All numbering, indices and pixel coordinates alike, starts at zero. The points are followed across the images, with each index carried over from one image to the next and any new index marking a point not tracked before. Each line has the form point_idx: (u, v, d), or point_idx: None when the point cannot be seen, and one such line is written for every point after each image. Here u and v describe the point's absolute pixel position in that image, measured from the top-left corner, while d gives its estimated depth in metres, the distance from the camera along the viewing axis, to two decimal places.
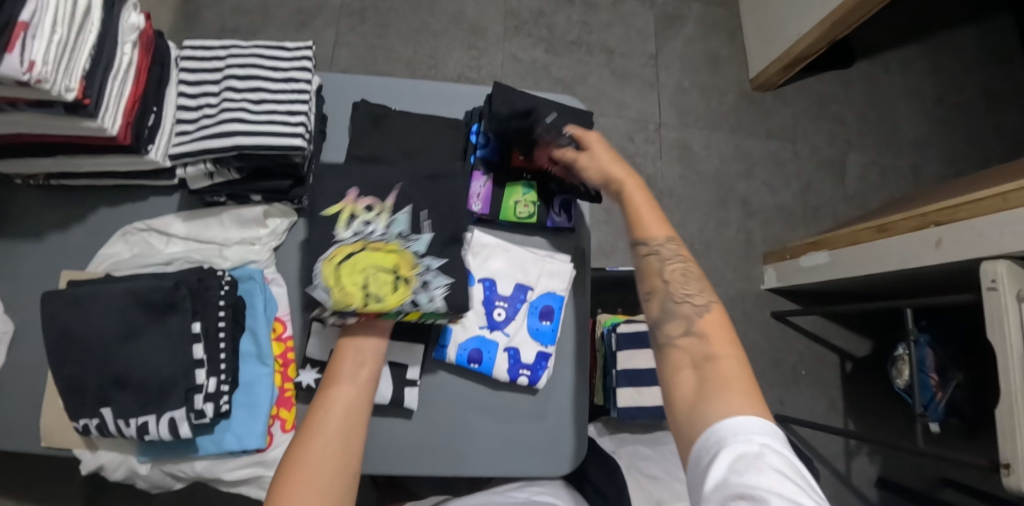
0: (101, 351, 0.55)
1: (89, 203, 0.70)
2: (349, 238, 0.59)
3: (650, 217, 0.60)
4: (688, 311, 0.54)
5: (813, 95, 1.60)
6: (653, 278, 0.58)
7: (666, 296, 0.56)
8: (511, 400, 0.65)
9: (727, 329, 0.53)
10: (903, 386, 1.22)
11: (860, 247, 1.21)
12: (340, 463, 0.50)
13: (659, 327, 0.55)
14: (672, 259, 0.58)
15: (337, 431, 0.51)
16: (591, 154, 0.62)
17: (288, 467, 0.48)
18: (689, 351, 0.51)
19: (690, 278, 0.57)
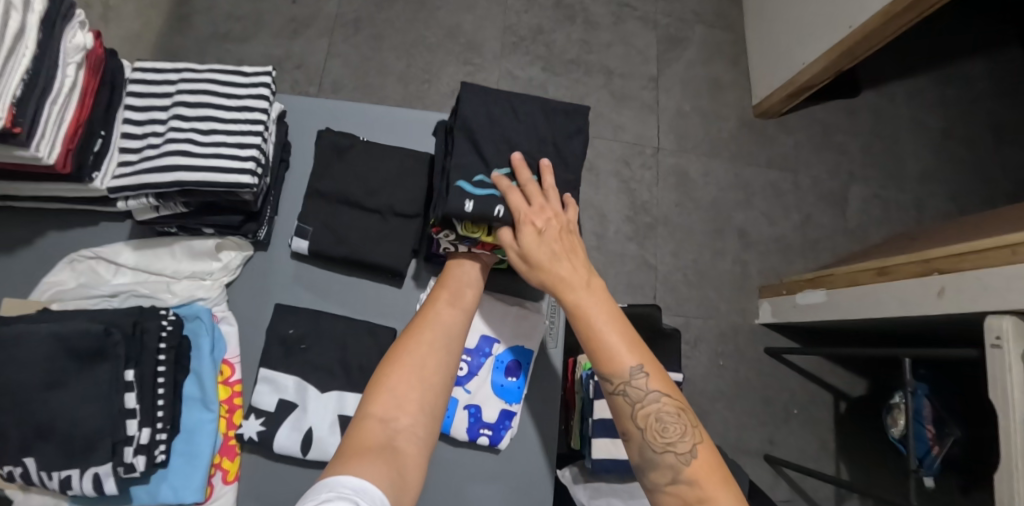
0: (17, 401, 0.50)
1: (34, 226, 0.67)
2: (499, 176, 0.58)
3: (619, 348, 0.53)
4: (672, 461, 0.50)
5: (816, 124, 1.56)
6: (625, 421, 0.53)
7: (645, 440, 0.52)
8: (470, 459, 0.61)
9: (714, 472, 0.50)
10: (898, 435, 1.18)
11: (858, 288, 1.16)
12: (436, 366, 0.52)
13: (644, 472, 0.52)
14: (647, 399, 0.52)
15: (440, 335, 0.54)
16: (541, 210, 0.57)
17: (389, 363, 0.51)
18: (679, 496, 0.50)
19: (669, 419, 0.52)
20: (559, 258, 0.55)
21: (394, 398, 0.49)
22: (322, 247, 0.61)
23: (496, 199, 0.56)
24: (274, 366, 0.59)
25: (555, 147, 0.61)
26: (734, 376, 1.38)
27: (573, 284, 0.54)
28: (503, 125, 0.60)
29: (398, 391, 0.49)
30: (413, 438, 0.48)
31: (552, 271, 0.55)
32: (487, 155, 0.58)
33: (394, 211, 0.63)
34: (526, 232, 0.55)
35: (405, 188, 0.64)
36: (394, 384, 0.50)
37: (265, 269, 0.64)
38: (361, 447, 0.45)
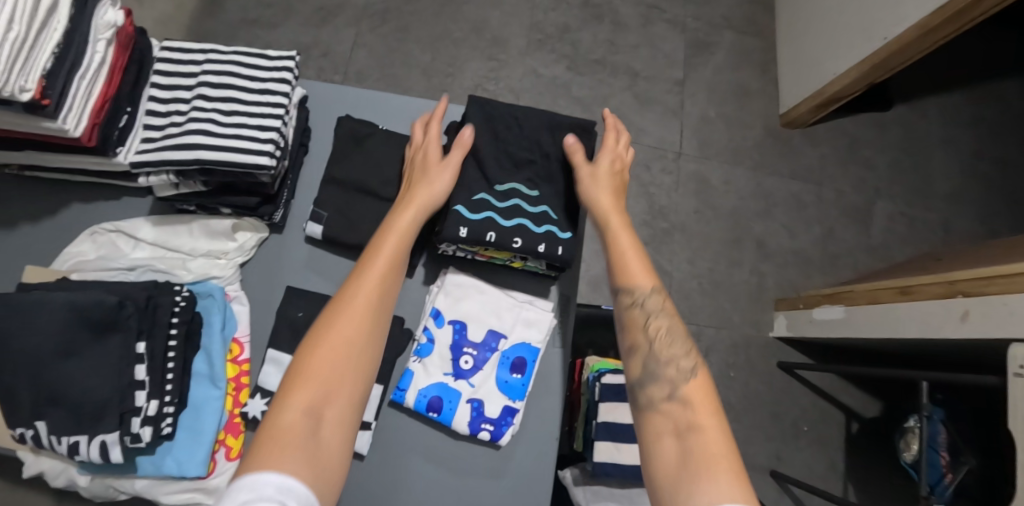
0: (36, 365, 0.53)
1: (62, 198, 0.69)
2: (499, 199, 0.61)
3: (639, 269, 0.58)
4: (673, 375, 0.51)
5: (843, 137, 1.52)
6: (636, 332, 0.55)
7: (651, 353, 0.53)
8: (470, 452, 0.61)
9: (711, 396, 0.50)
10: (909, 461, 1.15)
11: (878, 307, 1.13)
12: (361, 339, 0.49)
13: (641, 389, 0.52)
14: (659, 315, 0.55)
15: (371, 304, 0.50)
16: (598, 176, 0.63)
17: (311, 343, 0.47)
18: (672, 416, 0.49)
19: (676, 338, 0.54)
20: (615, 195, 0.63)
21: (322, 380, 0.46)
22: (335, 233, 0.61)
23: (488, 225, 0.59)
24: (281, 348, 0.60)
25: (551, 167, 0.65)
26: (743, 389, 1.36)
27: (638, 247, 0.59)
28: (506, 140, 0.64)
29: (325, 374, 0.46)
30: (340, 422, 0.45)
31: (605, 197, 0.62)
32: (489, 172, 0.63)
33: None
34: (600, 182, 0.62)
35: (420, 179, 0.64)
36: (320, 365, 0.46)
37: (279, 252, 0.65)
38: (281, 440, 0.41)
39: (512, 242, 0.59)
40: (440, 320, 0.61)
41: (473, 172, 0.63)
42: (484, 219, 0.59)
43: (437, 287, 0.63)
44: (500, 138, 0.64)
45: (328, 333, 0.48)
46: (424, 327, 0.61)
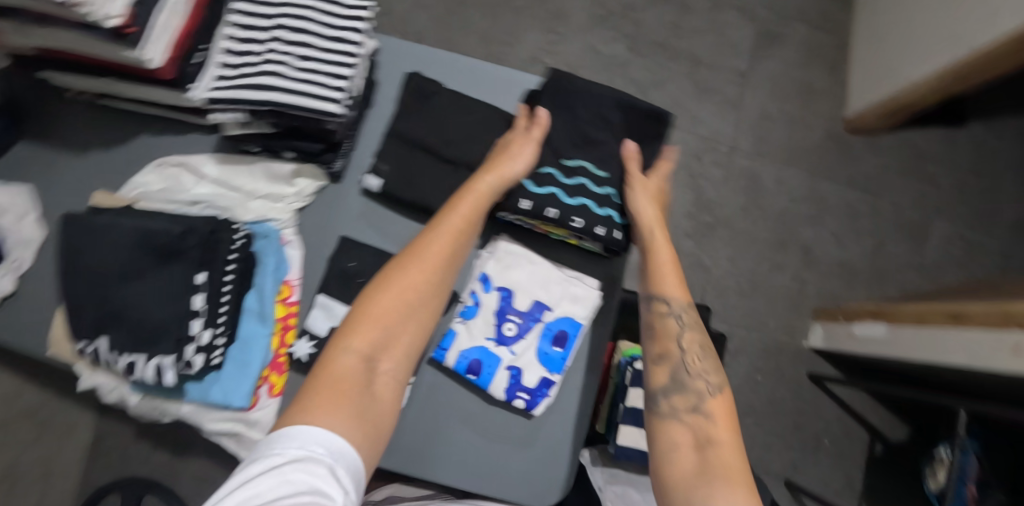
0: (106, 282, 0.56)
1: (134, 127, 0.71)
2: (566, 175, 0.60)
3: (680, 288, 0.59)
4: (700, 389, 0.55)
5: (909, 149, 1.44)
6: (667, 342, 0.57)
7: (680, 365, 0.57)
8: (503, 417, 0.62)
9: (732, 415, 0.54)
10: (935, 490, 1.12)
11: (924, 329, 1.08)
12: (422, 298, 0.51)
13: (666, 394, 0.55)
14: (692, 329, 0.58)
15: (438, 265, 0.53)
16: (644, 189, 0.61)
17: (377, 290, 0.50)
18: (695, 426, 0.52)
19: (703, 354, 0.58)
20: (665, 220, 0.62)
21: (382, 328, 0.49)
22: (393, 188, 0.62)
23: (549, 201, 0.59)
24: (331, 294, 0.61)
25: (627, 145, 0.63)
26: (768, 395, 1.34)
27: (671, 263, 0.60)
28: (578, 118, 0.62)
29: (385, 324, 0.49)
30: (390, 372, 0.49)
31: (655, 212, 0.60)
32: (557, 145, 0.61)
33: (469, 164, 0.63)
34: (641, 198, 0.60)
35: (483, 141, 0.64)
36: (384, 313, 0.49)
37: (336, 202, 0.66)
38: (338, 386, 0.45)
39: (571, 221, 0.58)
40: (487, 285, 0.61)
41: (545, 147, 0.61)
42: (547, 194, 0.59)
43: (487, 251, 0.62)
44: (572, 113, 0.62)
45: (393, 287, 0.50)
46: (471, 290, 0.61)
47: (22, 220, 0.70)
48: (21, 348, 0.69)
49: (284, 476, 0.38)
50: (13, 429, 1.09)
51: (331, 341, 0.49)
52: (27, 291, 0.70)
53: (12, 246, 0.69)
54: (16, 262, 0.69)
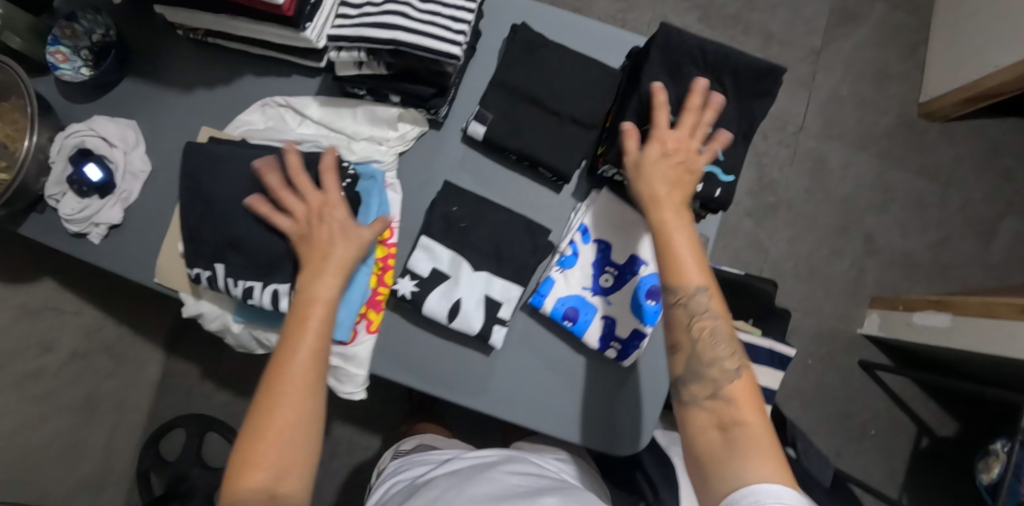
0: (228, 210, 0.59)
1: (238, 67, 0.73)
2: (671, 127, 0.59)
3: (690, 262, 0.53)
4: (716, 375, 0.51)
5: (985, 140, 1.38)
6: (680, 332, 0.53)
7: (695, 354, 0.53)
8: (594, 367, 0.64)
9: (755, 394, 0.51)
10: (987, 483, 1.06)
11: (992, 322, 1.05)
12: (306, 422, 0.49)
13: (684, 385, 0.52)
14: (704, 315, 0.52)
15: (307, 378, 0.50)
16: (640, 167, 0.56)
17: (251, 436, 0.47)
18: (716, 412, 0.49)
19: (720, 336, 0.52)
20: (670, 180, 0.56)
21: (270, 467, 0.46)
22: (497, 138, 0.63)
23: None
24: (434, 237, 0.63)
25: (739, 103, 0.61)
26: (817, 379, 1.33)
27: (675, 239, 0.54)
28: (691, 77, 0.60)
29: (271, 462, 0.46)
30: (296, 497, 0.46)
31: (658, 186, 0.56)
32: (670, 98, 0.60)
33: (574, 118, 0.64)
34: (638, 175, 0.56)
35: (589, 96, 0.64)
36: (268, 454, 0.46)
37: (437, 148, 0.67)
38: None
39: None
40: (586, 237, 0.63)
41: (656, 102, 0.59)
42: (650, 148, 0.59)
43: (585, 204, 0.64)
44: (683, 75, 0.60)
45: (266, 428, 0.47)
46: (569, 240, 0.63)
47: (131, 152, 0.73)
48: (129, 276, 0.73)
49: None
50: (90, 360, 1.21)
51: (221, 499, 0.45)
52: (137, 221, 0.74)
53: (121, 177, 0.72)
54: (124, 193, 0.73)
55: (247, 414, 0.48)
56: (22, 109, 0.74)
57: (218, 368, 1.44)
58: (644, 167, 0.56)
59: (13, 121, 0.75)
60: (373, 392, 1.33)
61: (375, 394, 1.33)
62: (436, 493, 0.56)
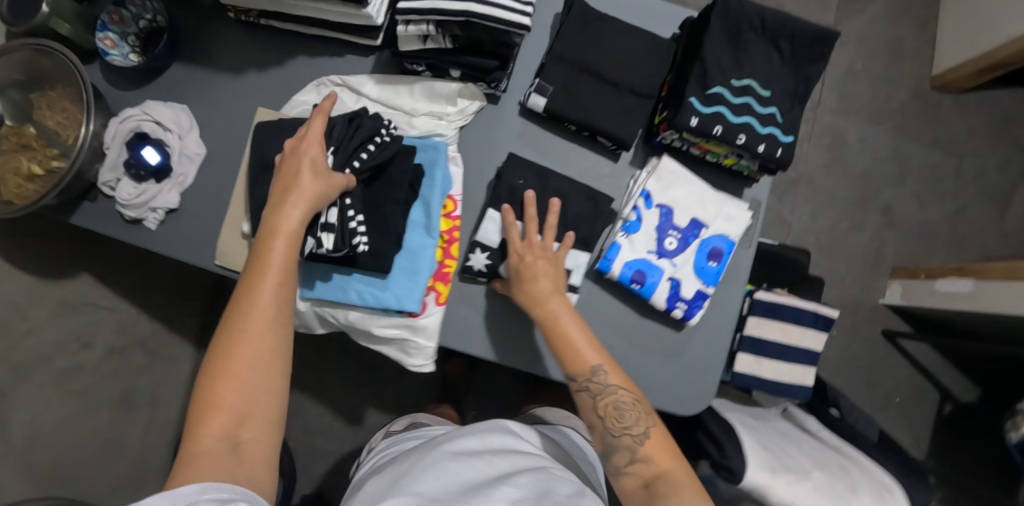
0: None
1: (290, 48, 0.73)
2: (734, 93, 0.61)
3: (584, 347, 0.56)
4: (629, 444, 0.54)
5: (997, 111, 1.41)
6: (590, 415, 0.56)
7: (608, 428, 0.55)
8: (658, 329, 0.66)
9: (670, 445, 0.54)
10: (1015, 441, 1.08)
11: (1015, 284, 1.07)
12: (263, 368, 0.50)
13: (607, 459, 0.55)
14: (606, 393, 0.55)
15: (267, 321, 0.51)
16: (519, 275, 0.59)
17: (212, 381, 0.48)
18: (639, 474, 0.52)
19: (627, 407, 0.54)
20: (547, 277, 0.59)
21: (233, 412, 0.47)
22: (558, 108, 0.64)
23: (717, 120, 0.60)
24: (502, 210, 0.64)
25: (793, 67, 0.63)
26: (841, 349, 1.36)
27: (564, 324, 0.56)
28: (749, 42, 0.62)
29: (233, 407, 0.47)
30: (259, 439, 0.48)
31: (535, 288, 0.58)
32: (729, 65, 0.61)
33: (631, 88, 0.66)
34: (521, 284, 0.59)
35: (645, 67, 0.66)
36: (230, 399, 0.47)
37: (495, 121, 0.68)
38: (203, 463, 0.44)
39: (736, 138, 0.60)
40: (649, 202, 0.64)
41: (716, 67, 0.61)
42: (714, 113, 0.60)
43: (646, 171, 0.66)
44: (741, 40, 0.62)
45: (227, 372, 0.48)
46: (632, 206, 0.65)
47: (185, 136, 0.73)
48: (189, 259, 0.74)
49: None
50: (125, 356, 1.21)
51: (183, 443, 0.46)
52: (191, 205, 0.74)
53: (177, 160, 0.73)
54: (181, 177, 0.73)
55: (207, 359, 0.49)
56: (72, 97, 0.74)
57: None
58: (523, 271, 0.59)
59: (63, 109, 0.75)
60: (407, 378, 1.34)
61: (410, 380, 1.34)
62: (405, 466, 0.62)
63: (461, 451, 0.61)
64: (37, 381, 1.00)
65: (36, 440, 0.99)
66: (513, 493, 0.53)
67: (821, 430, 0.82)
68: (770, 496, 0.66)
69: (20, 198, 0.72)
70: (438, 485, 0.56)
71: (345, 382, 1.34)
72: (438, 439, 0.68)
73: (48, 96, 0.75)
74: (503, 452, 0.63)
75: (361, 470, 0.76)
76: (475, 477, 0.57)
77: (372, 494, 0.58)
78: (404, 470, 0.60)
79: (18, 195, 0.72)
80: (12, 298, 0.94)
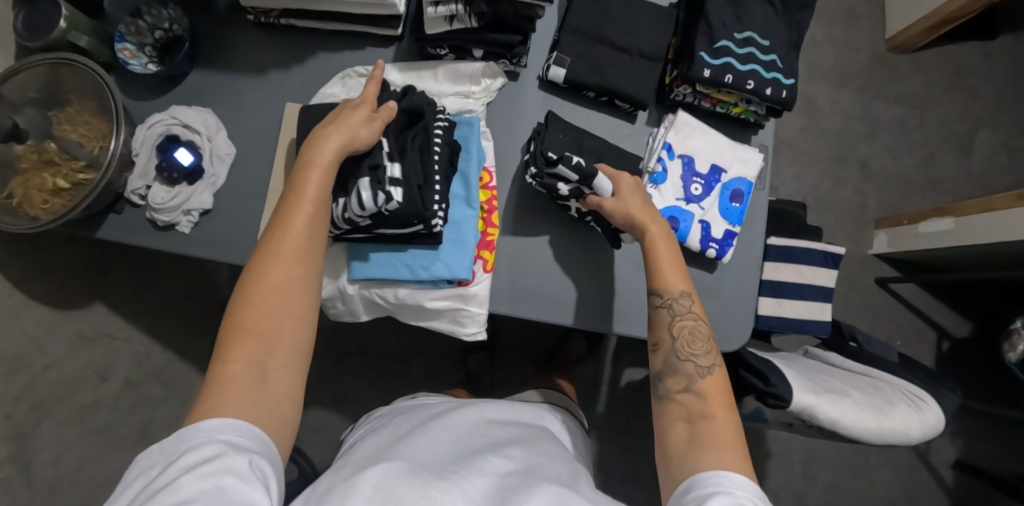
0: None
1: (311, 47, 0.77)
2: (738, 44, 0.67)
3: (674, 271, 0.58)
4: (691, 371, 0.54)
5: (949, 65, 1.52)
6: (661, 330, 0.57)
7: (673, 350, 0.56)
8: (694, 271, 0.72)
9: (727, 394, 0.53)
10: (1016, 360, 1.14)
11: (993, 214, 1.14)
12: (295, 293, 0.50)
13: (660, 380, 0.55)
14: (685, 316, 0.57)
15: (301, 247, 0.52)
16: (618, 196, 0.62)
17: (241, 302, 0.49)
18: (685, 406, 0.52)
19: (699, 336, 0.56)
20: (646, 203, 0.62)
21: (260, 337, 0.47)
22: (578, 76, 0.69)
23: (728, 69, 0.66)
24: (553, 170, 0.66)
25: (785, 19, 0.69)
26: (842, 300, 1.42)
27: (656, 225, 0.60)
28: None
29: (261, 331, 0.48)
30: (288, 371, 0.48)
31: (634, 210, 0.61)
32: (730, 20, 0.67)
33: (642, 52, 0.70)
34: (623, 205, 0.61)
35: (652, 29, 0.71)
36: (259, 324, 0.48)
37: (518, 96, 0.73)
38: (228, 390, 0.45)
39: (746, 84, 0.66)
40: (672, 153, 0.70)
41: (719, 22, 0.66)
42: (724, 63, 0.65)
43: (664, 127, 0.72)
44: None
45: (256, 291, 0.49)
46: (657, 159, 0.70)
47: (214, 137, 0.75)
48: (227, 259, 0.75)
49: (207, 473, 0.38)
50: None
51: (209, 367, 0.47)
52: (225, 206, 0.76)
53: (209, 161, 0.75)
54: (213, 177, 0.75)
55: (241, 278, 0.50)
56: (92, 109, 0.75)
57: None
58: (625, 194, 0.62)
59: (83, 122, 0.75)
60: (430, 379, 1.34)
61: (434, 380, 1.34)
62: (404, 431, 0.62)
63: (460, 425, 0.60)
64: None
65: None
66: (503, 466, 0.51)
67: (846, 361, 0.86)
68: (819, 415, 0.68)
69: (47, 213, 0.73)
70: (430, 453, 0.54)
71: (368, 390, 1.33)
72: (438, 410, 0.67)
73: (67, 112, 0.75)
74: (499, 425, 0.63)
75: (354, 435, 0.76)
76: (471, 448, 0.55)
77: (367, 455, 0.57)
78: (402, 438, 0.59)
79: (44, 210, 0.73)
80: None
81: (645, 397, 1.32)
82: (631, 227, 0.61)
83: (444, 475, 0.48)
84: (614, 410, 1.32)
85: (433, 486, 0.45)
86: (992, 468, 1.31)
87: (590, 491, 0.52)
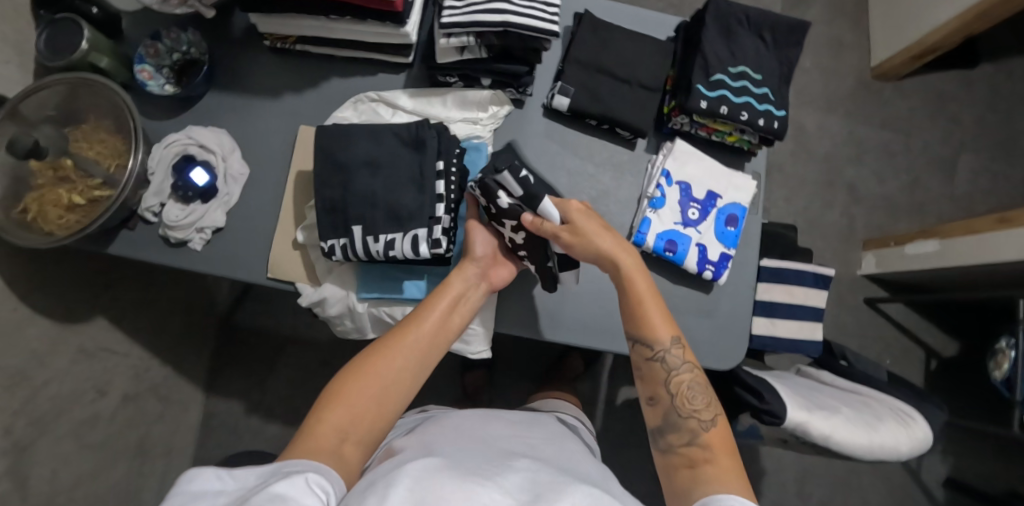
0: (348, 175, 0.69)
1: (324, 72, 0.80)
2: (732, 78, 0.71)
3: (661, 321, 0.61)
4: (694, 426, 0.56)
5: (931, 92, 1.58)
6: (657, 386, 0.60)
7: (675, 405, 0.58)
8: (690, 292, 0.75)
9: (731, 445, 0.56)
10: (1001, 378, 1.17)
11: (977, 236, 1.19)
12: (376, 407, 0.56)
13: (664, 433, 0.58)
14: (681, 370, 0.59)
15: (394, 376, 0.59)
16: (581, 229, 0.64)
17: (330, 398, 0.56)
18: (688, 456, 0.55)
19: (698, 390, 0.59)
20: (609, 232, 0.65)
21: (339, 428, 0.53)
22: (581, 105, 0.73)
23: (723, 101, 0.69)
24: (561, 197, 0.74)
25: (776, 53, 0.73)
26: (833, 320, 1.46)
27: (625, 255, 0.63)
28: (737, 35, 0.72)
29: (343, 416, 0.54)
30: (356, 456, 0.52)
31: (601, 244, 0.63)
32: (723, 55, 0.71)
33: (640, 82, 0.74)
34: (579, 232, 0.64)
35: (651, 63, 0.75)
36: (336, 423, 0.53)
37: (523, 123, 0.77)
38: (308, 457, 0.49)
39: (740, 115, 0.70)
40: (670, 180, 0.73)
41: (714, 56, 0.71)
42: (719, 96, 0.69)
43: (662, 154, 0.75)
44: (733, 33, 0.72)
45: (345, 396, 0.56)
46: (656, 185, 0.74)
47: (228, 157, 0.78)
48: (237, 276, 0.77)
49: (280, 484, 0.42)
50: (141, 403, 1.18)
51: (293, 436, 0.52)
52: (236, 225, 0.78)
53: (223, 181, 0.77)
54: (226, 196, 0.77)
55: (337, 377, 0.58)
56: (109, 128, 0.77)
57: (262, 400, 1.44)
58: (585, 225, 0.64)
59: (99, 140, 0.77)
60: (428, 395, 1.36)
61: (433, 396, 1.35)
62: (438, 431, 0.63)
63: (493, 435, 0.61)
64: (58, 432, 0.96)
65: (55, 498, 0.95)
66: (531, 465, 0.53)
67: (837, 379, 0.89)
68: (813, 432, 0.70)
69: (62, 229, 0.74)
70: (467, 455, 0.55)
71: None
72: (473, 416, 0.67)
73: (83, 129, 0.77)
74: (529, 429, 0.65)
75: None
76: (506, 451, 0.56)
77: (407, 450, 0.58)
78: (442, 437, 0.61)
79: (59, 225, 0.74)
80: (33, 345, 0.90)
81: (641, 414, 1.34)
82: (603, 260, 0.64)
83: (479, 474, 0.49)
84: (610, 427, 1.33)
85: (471, 482, 0.46)
86: (981, 485, 1.34)
87: (617, 490, 0.55)
